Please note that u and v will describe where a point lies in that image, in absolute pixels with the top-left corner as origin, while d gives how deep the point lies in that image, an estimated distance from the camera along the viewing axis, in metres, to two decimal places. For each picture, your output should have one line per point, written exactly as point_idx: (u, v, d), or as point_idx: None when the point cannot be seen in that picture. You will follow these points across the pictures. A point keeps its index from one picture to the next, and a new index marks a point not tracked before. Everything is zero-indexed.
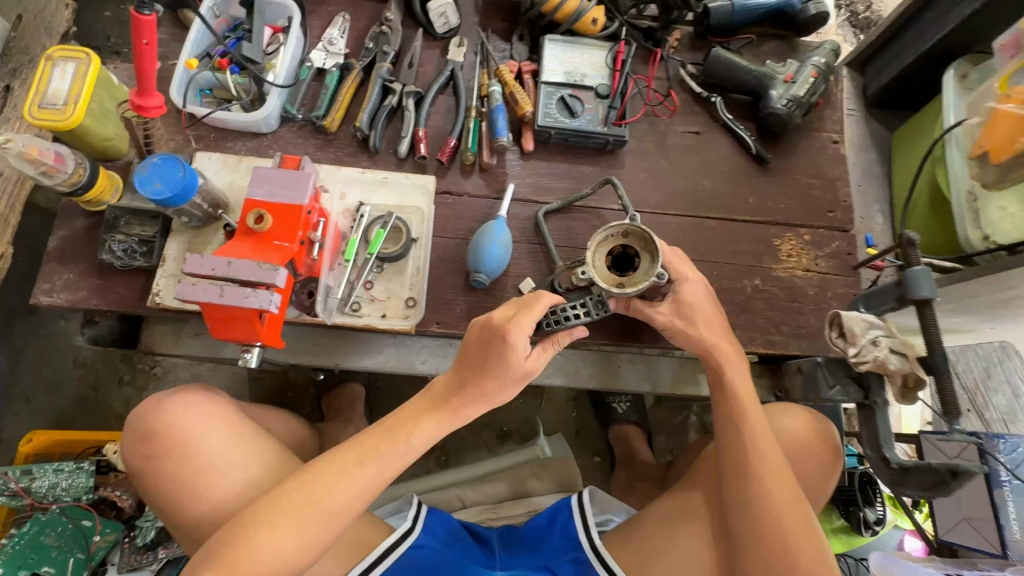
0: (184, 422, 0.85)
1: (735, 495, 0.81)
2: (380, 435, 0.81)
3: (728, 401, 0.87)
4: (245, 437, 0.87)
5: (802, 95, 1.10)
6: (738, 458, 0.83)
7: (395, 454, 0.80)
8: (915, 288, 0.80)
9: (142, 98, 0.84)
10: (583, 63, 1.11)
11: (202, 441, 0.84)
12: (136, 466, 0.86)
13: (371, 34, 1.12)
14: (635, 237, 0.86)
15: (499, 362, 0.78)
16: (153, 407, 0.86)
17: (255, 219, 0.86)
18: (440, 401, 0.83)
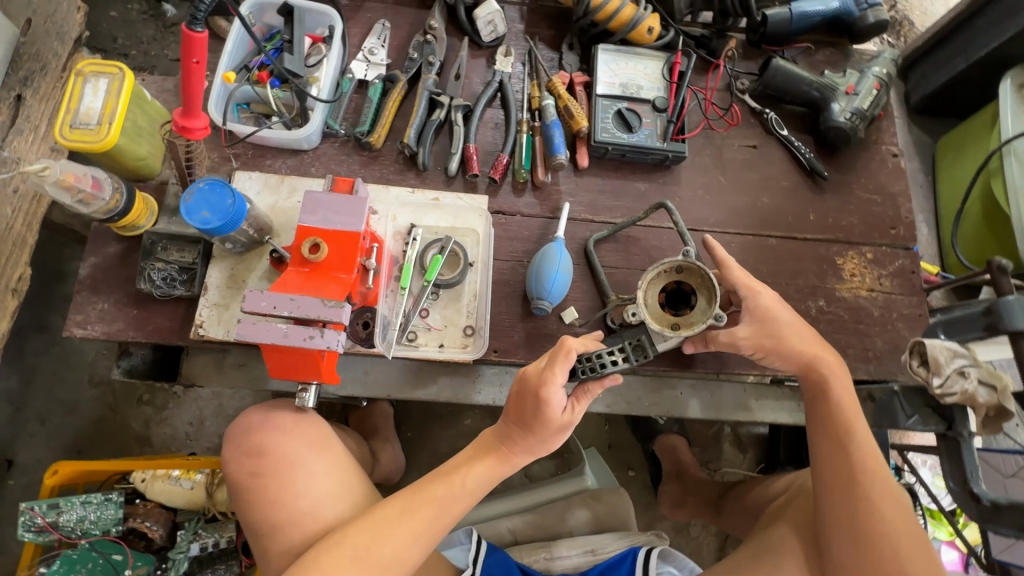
0: (293, 444, 0.81)
1: (840, 516, 0.77)
2: (436, 481, 0.78)
3: (835, 416, 0.83)
4: (347, 467, 0.83)
5: (866, 108, 1.06)
6: (844, 478, 0.79)
7: (450, 503, 0.77)
8: (1009, 317, 0.77)
9: (187, 119, 0.78)
10: (638, 74, 1.06)
11: (305, 466, 0.80)
12: (234, 476, 0.82)
13: (415, 44, 1.06)
14: (689, 272, 0.80)
15: (539, 417, 0.75)
16: (261, 422, 0.83)
17: (310, 248, 0.81)
18: (489, 446, 0.80)
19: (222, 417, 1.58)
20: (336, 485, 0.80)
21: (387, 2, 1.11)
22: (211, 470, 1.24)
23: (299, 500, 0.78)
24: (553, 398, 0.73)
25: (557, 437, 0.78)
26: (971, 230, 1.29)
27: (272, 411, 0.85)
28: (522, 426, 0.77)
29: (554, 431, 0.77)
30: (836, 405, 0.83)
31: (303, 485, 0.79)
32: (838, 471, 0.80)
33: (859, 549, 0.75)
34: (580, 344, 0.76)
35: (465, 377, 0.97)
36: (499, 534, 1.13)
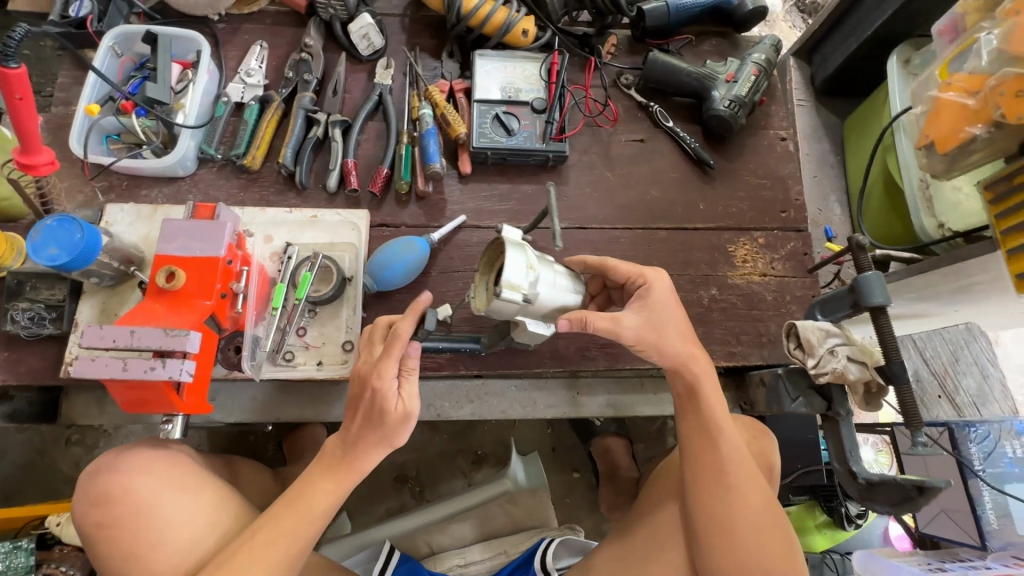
0: (142, 487, 0.75)
1: (707, 509, 0.79)
2: (278, 510, 0.72)
3: (703, 411, 0.82)
4: (207, 499, 0.77)
5: (745, 94, 1.06)
6: (713, 471, 0.80)
7: (302, 526, 0.71)
8: (868, 294, 0.77)
9: (28, 156, 0.77)
10: (517, 77, 1.07)
11: (157, 510, 0.73)
12: (85, 529, 0.75)
13: (291, 62, 1.06)
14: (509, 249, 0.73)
15: (378, 413, 0.71)
16: (108, 468, 0.76)
17: (165, 276, 0.79)
18: (335, 458, 0.74)
19: None
20: (197, 522, 0.74)
21: (265, 22, 1.10)
22: None
23: (153, 552, 0.71)
24: (381, 385, 0.70)
25: (404, 429, 0.73)
26: (875, 206, 1.30)
27: (121, 451, 0.78)
28: (361, 426, 0.73)
29: (396, 422, 0.72)
30: (708, 398, 0.82)
31: (155, 531, 0.72)
32: (709, 462, 0.80)
33: (722, 542, 0.77)
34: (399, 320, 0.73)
35: None
36: (416, 547, 1.12)
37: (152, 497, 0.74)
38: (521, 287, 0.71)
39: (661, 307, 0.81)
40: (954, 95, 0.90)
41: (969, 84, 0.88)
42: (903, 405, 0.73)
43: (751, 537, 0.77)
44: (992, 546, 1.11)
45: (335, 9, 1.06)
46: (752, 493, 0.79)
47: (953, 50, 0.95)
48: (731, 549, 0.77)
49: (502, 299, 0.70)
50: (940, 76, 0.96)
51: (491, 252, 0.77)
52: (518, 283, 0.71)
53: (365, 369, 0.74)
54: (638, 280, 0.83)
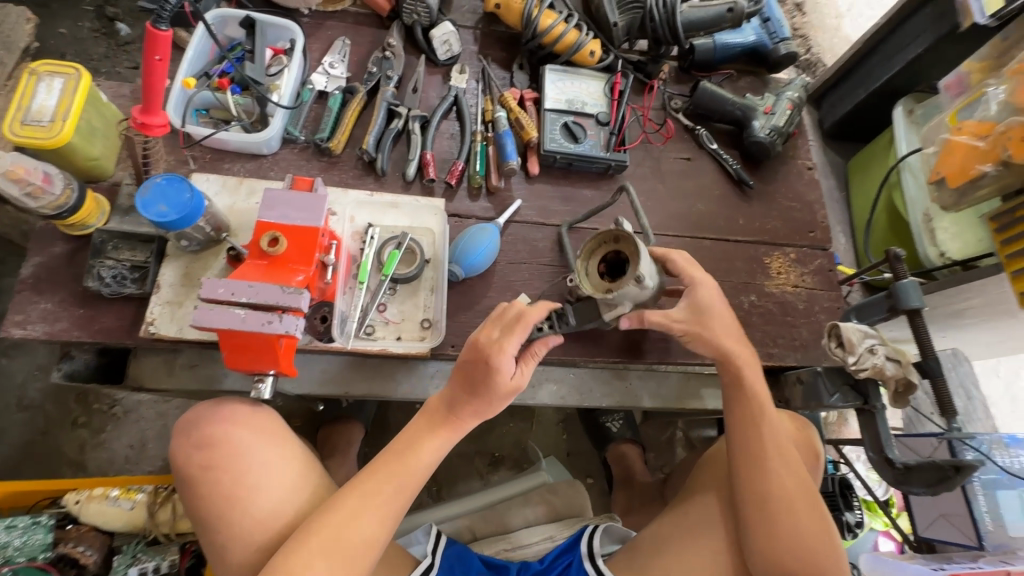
0: (241, 440, 0.80)
1: (753, 486, 0.87)
2: (383, 461, 0.80)
3: (748, 398, 0.91)
4: (297, 455, 0.84)
5: (782, 125, 1.19)
6: (759, 452, 0.88)
7: (407, 476, 0.80)
8: (905, 298, 0.88)
9: (146, 115, 0.80)
10: (582, 91, 1.16)
11: (259, 458, 0.80)
12: (182, 471, 0.80)
13: (374, 59, 1.13)
14: (626, 242, 0.80)
15: (488, 382, 0.79)
16: (211, 416, 0.82)
17: (269, 241, 0.82)
18: (441, 417, 0.83)
19: (166, 438, 1.52)
20: (290, 473, 0.81)
21: (347, 21, 1.17)
22: (152, 489, 1.20)
23: (254, 498, 0.78)
24: (503, 361, 0.77)
25: (502, 401, 0.82)
26: (879, 236, 1.45)
27: (219, 403, 0.84)
28: (471, 391, 0.81)
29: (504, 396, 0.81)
30: (754, 388, 0.92)
31: (257, 478, 0.79)
32: (755, 445, 0.89)
33: (767, 516, 0.85)
34: (538, 315, 0.80)
35: (422, 372, 1.00)
36: (457, 532, 1.14)
37: (252, 449, 0.80)
38: (650, 274, 0.81)
39: (705, 302, 0.91)
40: (967, 138, 1.05)
41: (979, 129, 1.03)
42: (938, 395, 0.84)
43: (794, 514, 0.85)
44: (986, 547, 1.22)
45: (420, 14, 1.13)
46: (790, 477, 0.87)
47: (962, 102, 1.11)
48: (774, 524, 0.85)
49: (636, 282, 0.78)
50: (950, 122, 1.12)
51: (594, 242, 0.83)
52: (648, 271, 0.80)
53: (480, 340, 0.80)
54: (686, 274, 0.92)
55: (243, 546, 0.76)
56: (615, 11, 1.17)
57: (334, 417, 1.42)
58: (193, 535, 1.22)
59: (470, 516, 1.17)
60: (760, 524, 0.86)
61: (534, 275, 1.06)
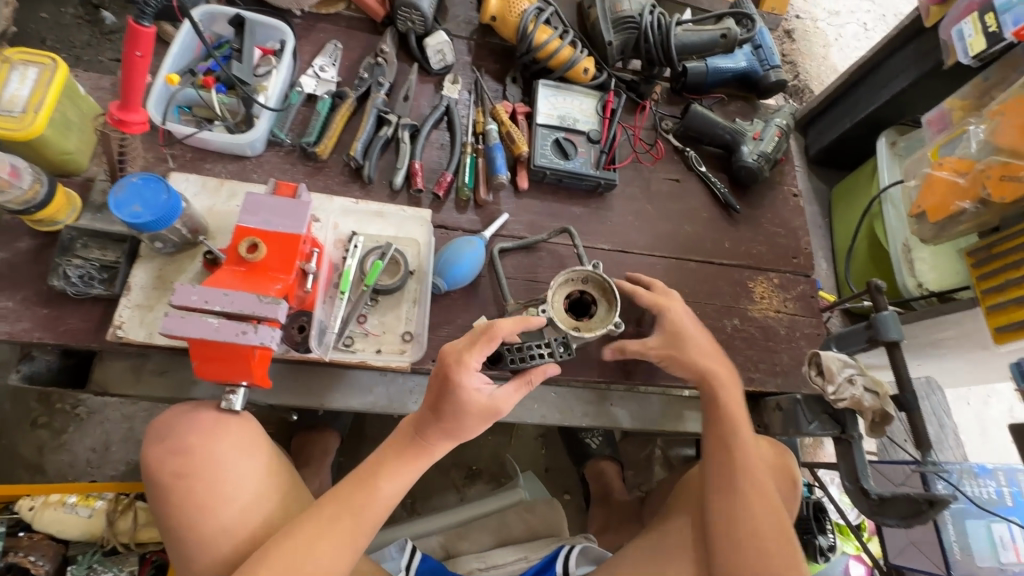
0: (218, 449, 0.77)
1: (726, 514, 0.87)
2: (347, 484, 0.78)
3: (725, 425, 0.92)
4: (275, 469, 0.81)
5: (770, 151, 1.20)
6: (734, 480, 0.88)
7: (382, 495, 0.78)
8: (885, 330, 0.89)
9: (124, 112, 0.77)
10: (574, 108, 1.16)
11: (235, 470, 0.77)
12: (154, 476, 0.77)
13: (365, 64, 1.11)
14: (595, 284, 0.93)
15: (447, 402, 0.76)
16: (188, 421, 0.78)
17: (247, 248, 0.80)
18: (405, 443, 0.80)
19: (132, 441, 1.47)
20: (266, 486, 0.79)
21: (340, 25, 1.15)
22: (114, 496, 1.16)
23: (229, 509, 0.75)
24: (462, 376, 0.75)
25: (479, 426, 0.79)
26: (861, 264, 1.47)
27: (198, 407, 0.81)
28: (430, 414, 0.78)
29: (475, 419, 0.78)
30: (732, 415, 0.92)
31: (233, 490, 0.76)
32: (732, 472, 0.89)
33: (734, 541, 0.85)
34: (510, 329, 0.77)
35: (402, 386, 0.97)
36: (431, 549, 1.12)
37: (229, 460, 0.77)
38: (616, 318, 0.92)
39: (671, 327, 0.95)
40: (947, 173, 1.07)
41: (959, 166, 1.05)
42: (914, 428, 0.84)
43: (767, 547, 0.84)
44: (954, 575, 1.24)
45: (414, 22, 1.11)
46: (760, 499, 0.87)
47: (943, 138, 1.14)
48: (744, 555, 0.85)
49: (608, 327, 0.90)
50: (931, 157, 1.14)
51: (566, 279, 0.92)
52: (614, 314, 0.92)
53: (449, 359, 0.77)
54: (654, 304, 0.96)
55: (211, 559, 0.73)
56: (610, 30, 1.18)
57: (309, 425, 1.38)
58: (155, 545, 1.18)
59: (445, 533, 1.15)
60: (731, 553, 0.85)
61: (520, 291, 1.05)
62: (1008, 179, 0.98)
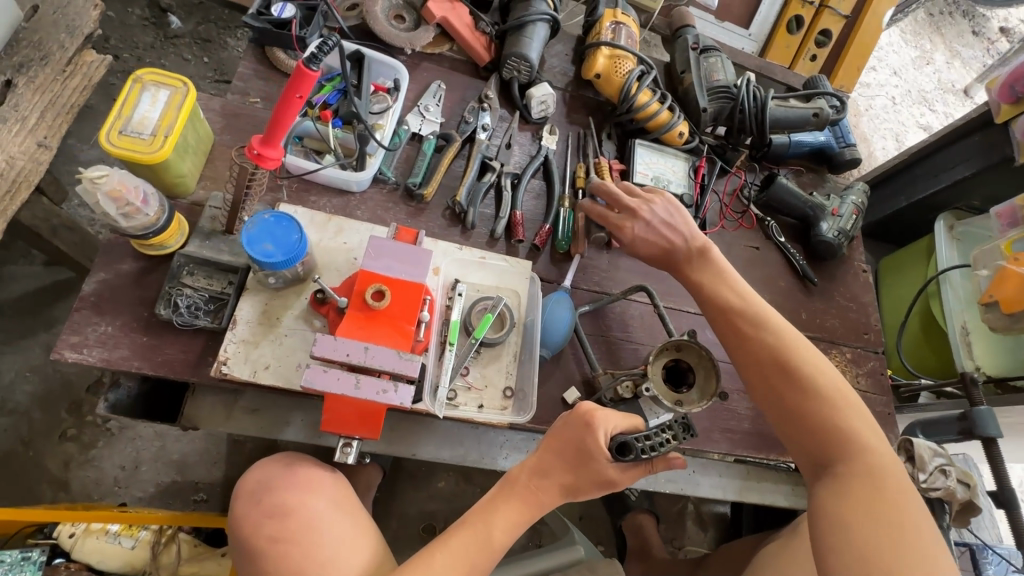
0: (316, 508, 0.76)
1: (773, 409, 0.83)
2: (459, 532, 0.76)
3: (722, 306, 0.89)
4: (370, 530, 0.78)
5: (849, 229, 1.24)
6: (760, 371, 0.84)
7: (489, 548, 0.75)
8: (983, 425, 0.91)
9: (264, 147, 0.75)
10: (667, 169, 1.18)
11: (331, 530, 0.74)
12: (250, 545, 0.74)
13: (470, 108, 1.11)
14: (690, 351, 0.92)
15: (586, 452, 0.77)
16: (284, 479, 0.78)
17: (373, 294, 0.78)
18: (514, 490, 0.78)
19: (162, 461, 1.39)
20: (361, 549, 0.74)
21: (444, 65, 1.15)
22: (157, 526, 1.11)
23: (326, 575, 0.70)
24: (601, 432, 0.77)
25: (594, 491, 0.79)
26: (913, 339, 1.49)
27: (292, 468, 0.80)
28: (560, 463, 0.78)
29: (597, 482, 0.78)
30: (727, 293, 0.90)
31: (330, 552, 0.72)
32: (754, 361, 0.84)
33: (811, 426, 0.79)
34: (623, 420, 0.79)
35: (492, 441, 0.95)
36: None
37: (326, 520, 0.75)
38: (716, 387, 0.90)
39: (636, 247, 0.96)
40: None
41: None
42: (1014, 526, 0.86)
43: (832, 430, 0.78)
44: None
45: (520, 72, 1.12)
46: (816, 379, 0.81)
47: (1017, 233, 1.18)
48: (817, 449, 0.80)
49: (709, 400, 0.88)
50: (1004, 249, 1.18)
51: (660, 350, 0.92)
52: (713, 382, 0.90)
53: (581, 420, 0.78)
54: (613, 229, 0.96)
55: None
56: (705, 97, 1.22)
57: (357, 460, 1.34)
58: None
59: None
60: (802, 445, 0.81)
61: (611, 350, 1.04)
62: None
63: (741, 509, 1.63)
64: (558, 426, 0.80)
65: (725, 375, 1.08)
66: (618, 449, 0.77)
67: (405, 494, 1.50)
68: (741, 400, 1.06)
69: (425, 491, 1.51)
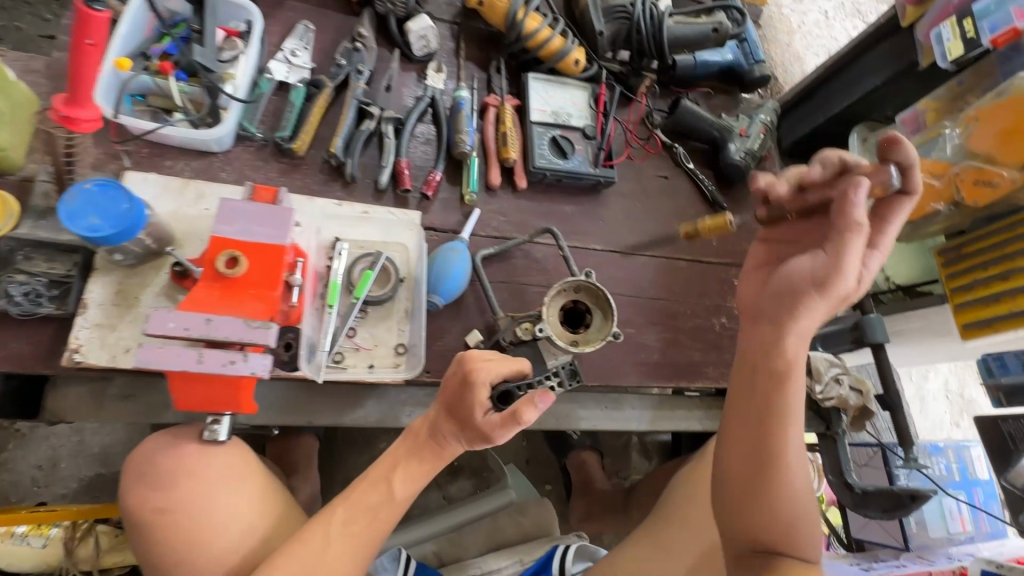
0: (209, 472, 0.70)
1: (777, 514, 0.69)
2: (361, 486, 0.74)
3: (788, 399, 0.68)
4: (268, 491, 0.75)
5: (756, 148, 1.21)
6: (784, 473, 0.69)
7: (391, 508, 0.74)
8: (871, 332, 0.93)
9: (71, 108, 0.66)
10: (568, 102, 1.12)
11: (223, 495, 0.70)
12: (133, 515, 0.68)
13: (342, 50, 1.01)
14: (587, 292, 0.90)
15: (468, 405, 0.72)
16: (172, 444, 0.71)
17: (226, 261, 0.72)
18: (418, 444, 0.76)
19: (83, 456, 1.34)
20: (255, 514, 0.71)
21: (310, 3, 1.04)
22: (70, 521, 1.07)
23: (217, 540, 0.67)
24: (482, 382, 0.71)
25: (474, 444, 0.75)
26: None
27: (178, 438, 0.72)
28: (447, 415, 0.75)
29: (474, 437, 0.73)
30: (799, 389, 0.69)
31: (222, 518, 0.68)
32: (741, 400, 0.71)
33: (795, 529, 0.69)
34: (501, 372, 0.73)
35: (394, 400, 0.92)
36: (425, 557, 1.10)
37: (220, 483, 0.70)
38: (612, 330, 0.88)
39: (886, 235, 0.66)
40: (923, 175, 1.09)
41: (934, 168, 1.08)
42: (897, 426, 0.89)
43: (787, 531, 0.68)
44: (911, 546, 1.33)
45: (396, 5, 1.03)
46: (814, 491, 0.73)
47: (917, 139, 1.17)
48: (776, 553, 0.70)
49: (606, 339, 0.86)
50: None
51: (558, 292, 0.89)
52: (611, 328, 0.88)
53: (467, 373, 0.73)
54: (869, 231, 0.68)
55: None
56: (601, 19, 1.14)
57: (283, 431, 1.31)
58: (118, 571, 1.09)
59: (438, 539, 1.12)
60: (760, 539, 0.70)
61: (514, 296, 1.01)
62: (982, 184, 1.02)
63: (679, 436, 1.69)
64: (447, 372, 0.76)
65: (632, 310, 1.08)
66: (500, 399, 0.72)
67: (346, 460, 1.48)
68: (649, 332, 1.08)
69: (367, 455, 1.50)
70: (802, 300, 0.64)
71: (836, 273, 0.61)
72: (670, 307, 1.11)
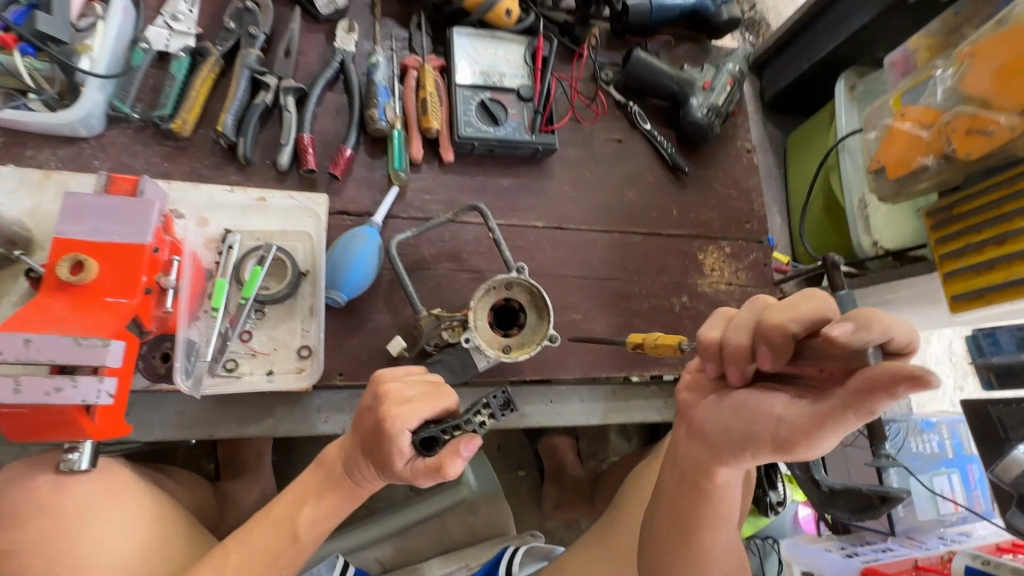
0: (72, 507, 0.63)
1: None
2: (263, 525, 0.66)
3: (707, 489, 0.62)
4: (147, 522, 0.67)
5: (720, 104, 1.06)
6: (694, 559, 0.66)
7: (295, 550, 0.66)
8: None
9: None
10: (500, 60, 0.99)
11: (88, 531, 0.62)
12: None
13: (231, 11, 0.88)
14: (521, 289, 0.78)
15: (380, 445, 0.62)
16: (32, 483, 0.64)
17: (70, 267, 0.62)
18: (332, 479, 0.67)
19: None
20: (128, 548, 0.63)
21: None
22: None
23: None
24: (400, 431, 0.61)
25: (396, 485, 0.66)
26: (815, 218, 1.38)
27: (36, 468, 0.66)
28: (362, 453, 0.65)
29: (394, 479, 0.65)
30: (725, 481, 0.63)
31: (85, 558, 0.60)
32: (669, 497, 0.66)
33: None
34: (421, 412, 0.62)
35: (307, 407, 0.84)
36: (367, 564, 1.04)
37: (85, 517, 0.63)
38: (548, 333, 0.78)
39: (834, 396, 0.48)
40: (911, 125, 0.97)
41: (924, 117, 0.95)
42: None
43: None
44: (896, 530, 1.25)
45: None
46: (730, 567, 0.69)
47: (906, 83, 1.02)
48: None
49: (542, 345, 0.77)
50: (893, 105, 1.04)
51: (488, 293, 0.77)
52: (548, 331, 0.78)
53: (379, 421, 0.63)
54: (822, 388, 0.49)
55: None
56: None
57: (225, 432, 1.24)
58: None
59: (382, 543, 1.06)
60: None
61: (441, 284, 0.90)
62: (977, 133, 0.88)
63: None
64: (364, 406, 0.66)
65: (579, 294, 0.97)
66: (422, 445, 0.62)
67: None
68: (598, 318, 0.97)
69: None
70: (750, 444, 0.54)
71: (800, 442, 0.50)
72: (623, 288, 1.00)
